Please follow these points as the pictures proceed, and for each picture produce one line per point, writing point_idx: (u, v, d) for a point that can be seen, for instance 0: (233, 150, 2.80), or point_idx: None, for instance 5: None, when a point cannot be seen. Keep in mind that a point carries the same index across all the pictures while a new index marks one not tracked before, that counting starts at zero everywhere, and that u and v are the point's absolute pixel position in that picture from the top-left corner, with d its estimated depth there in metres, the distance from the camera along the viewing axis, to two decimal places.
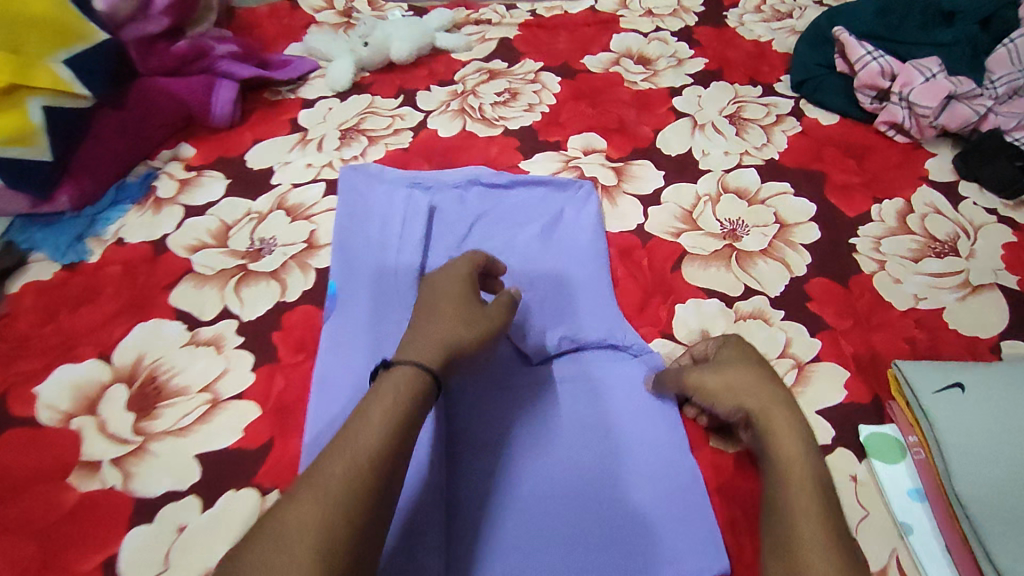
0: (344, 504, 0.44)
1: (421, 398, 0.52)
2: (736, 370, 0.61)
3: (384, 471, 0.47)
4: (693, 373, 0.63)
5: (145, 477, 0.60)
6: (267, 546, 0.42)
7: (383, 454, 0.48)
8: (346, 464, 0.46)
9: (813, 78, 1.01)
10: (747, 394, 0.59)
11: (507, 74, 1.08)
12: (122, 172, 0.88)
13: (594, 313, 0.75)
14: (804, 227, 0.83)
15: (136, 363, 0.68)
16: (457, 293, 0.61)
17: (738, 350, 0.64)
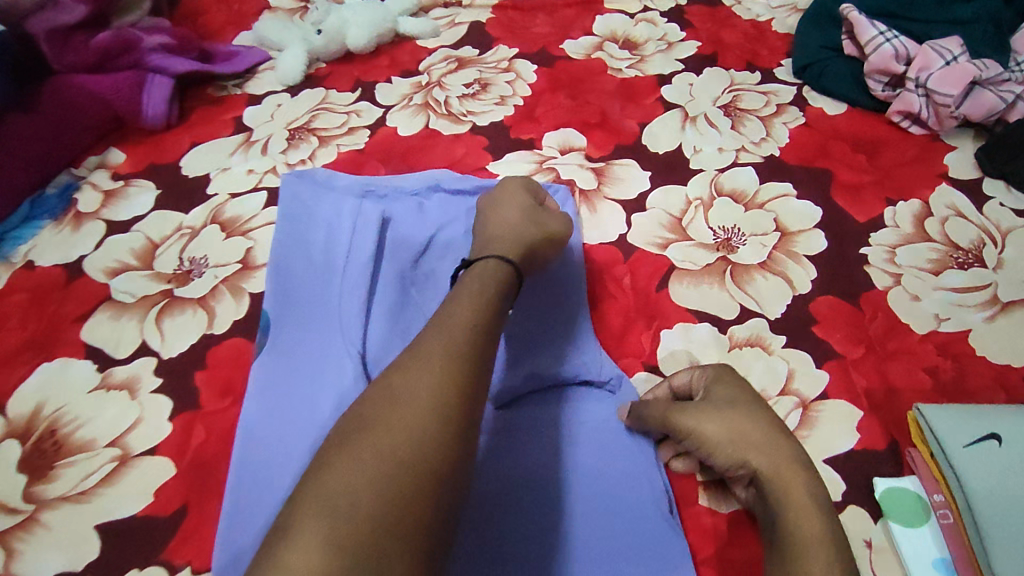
0: (450, 370, 0.46)
1: (506, 286, 0.56)
2: (739, 419, 0.53)
3: (480, 346, 0.49)
4: (687, 418, 0.55)
5: (34, 555, 0.52)
6: (390, 403, 0.44)
7: (477, 330, 0.50)
8: (447, 337, 0.48)
9: (818, 61, 0.91)
10: (753, 445, 0.51)
11: (477, 62, 0.97)
12: (38, 183, 0.78)
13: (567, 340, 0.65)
14: (808, 236, 0.73)
15: (35, 413, 0.59)
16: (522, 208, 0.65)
17: (733, 385, 0.57)
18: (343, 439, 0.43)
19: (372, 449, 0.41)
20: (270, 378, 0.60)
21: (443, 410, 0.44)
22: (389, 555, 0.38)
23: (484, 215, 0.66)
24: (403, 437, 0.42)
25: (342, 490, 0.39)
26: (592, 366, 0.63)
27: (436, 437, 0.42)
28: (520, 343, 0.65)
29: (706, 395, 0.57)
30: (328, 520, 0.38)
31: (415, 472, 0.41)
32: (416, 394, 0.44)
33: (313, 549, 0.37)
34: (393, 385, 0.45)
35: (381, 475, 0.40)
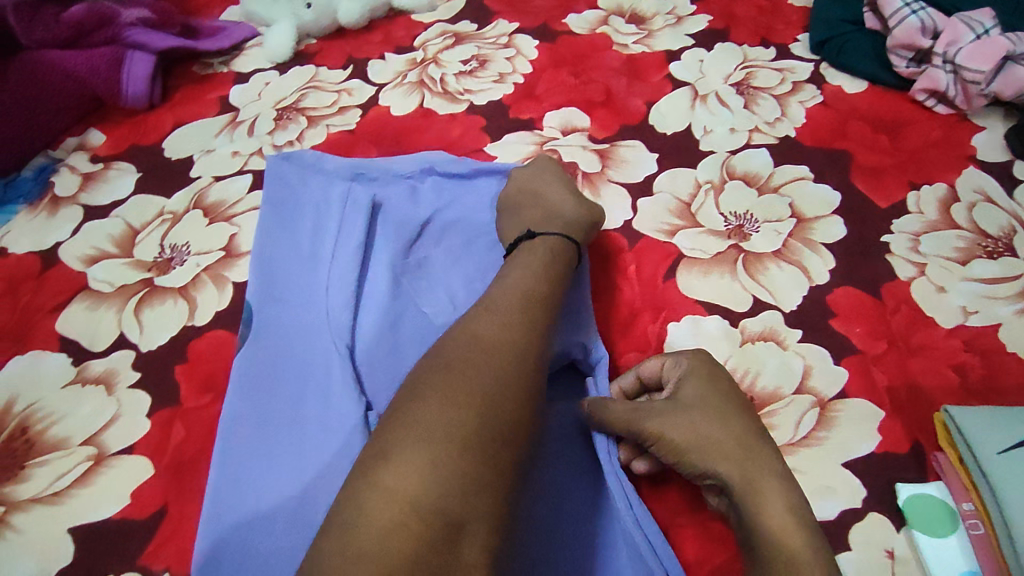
0: (528, 318, 0.49)
1: (564, 256, 0.59)
2: (707, 421, 0.50)
3: (549, 301, 0.52)
4: (650, 422, 0.51)
5: (3, 560, 0.49)
6: (471, 345, 0.46)
7: (545, 290, 0.53)
8: (520, 291, 0.52)
9: (839, 36, 0.85)
10: (724, 446, 0.49)
11: (475, 37, 0.92)
12: (14, 165, 0.74)
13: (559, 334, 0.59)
14: (826, 222, 0.69)
15: (6, 410, 0.56)
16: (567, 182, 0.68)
17: (707, 376, 0.54)
18: (425, 379, 0.45)
19: (461, 387, 0.43)
20: (251, 374, 0.57)
21: (524, 351, 0.47)
22: (482, 485, 0.40)
23: (520, 188, 0.68)
24: (491, 373, 0.44)
25: (439, 421, 0.42)
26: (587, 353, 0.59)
27: (521, 382, 0.45)
28: None
29: (676, 391, 0.53)
30: (427, 447, 0.40)
31: (507, 412, 0.43)
32: (500, 346, 0.46)
33: (414, 474, 0.39)
34: (473, 336, 0.47)
35: (472, 411, 0.42)
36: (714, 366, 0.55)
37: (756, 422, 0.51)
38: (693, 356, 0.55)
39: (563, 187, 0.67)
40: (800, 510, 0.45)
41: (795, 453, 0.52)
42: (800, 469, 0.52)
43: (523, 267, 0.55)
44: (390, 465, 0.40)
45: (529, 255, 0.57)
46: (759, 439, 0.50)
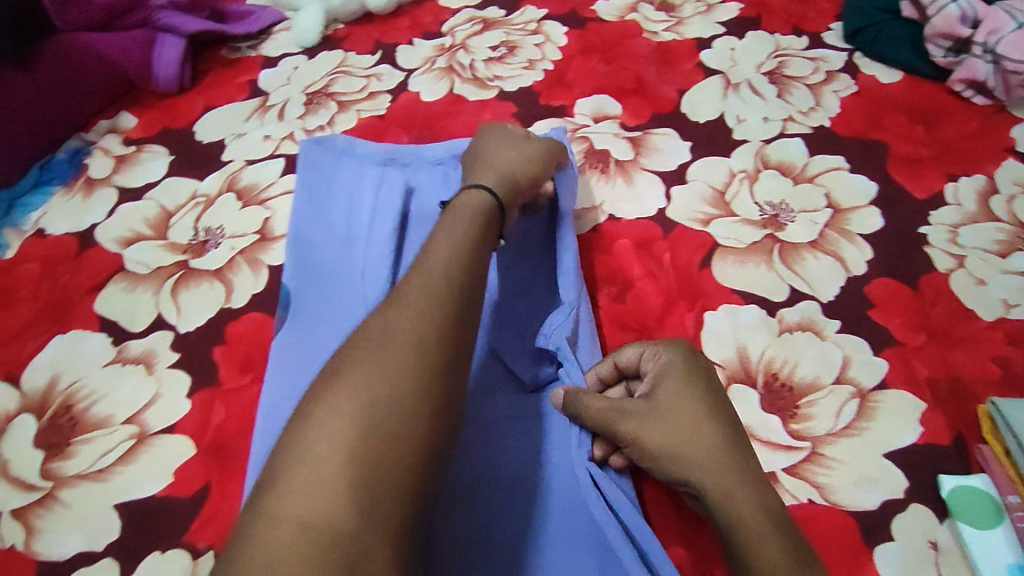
0: (436, 302, 0.45)
1: (490, 219, 0.54)
2: (677, 422, 0.48)
3: (465, 279, 0.47)
4: (627, 426, 0.49)
5: (52, 534, 0.50)
6: (371, 341, 0.43)
7: (464, 266, 0.48)
8: (432, 273, 0.47)
9: (873, 25, 0.84)
10: (696, 449, 0.46)
11: (504, 23, 0.92)
12: (48, 147, 0.75)
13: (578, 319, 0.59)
14: (862, 213, 0.68)
15: (50, 388, 0.57)
16: (513, 142, 0.63)
17: (686, 366, 0.50)
18: (327, 388, 0.42)
19: (357, 396, 0.40)
20: (289, 356, 0.57)
21: (428, 340, 0.43)
22: (393, 497, 0.38)
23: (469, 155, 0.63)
24: (386, 373, 0.41)
25: (331, 435, 0.39)
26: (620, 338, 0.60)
27: (434, 380, 0.42)
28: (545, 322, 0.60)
29: (653, 386, 0.50)
30: (318, 464, 0.38)
31: (417, 415, 0.40)
32: (397, 339, 0.42)
33: (305, 492, 0.37)
34: (375, 331, 0.44)
35: (364, 418, 0.39)
36: (692, 355, 0.51)
37: (729, 416, 0.49)
38: (673, 347, 0.52)
39: (506, 149, 0.62)
40: (772, 511, 0.44)
41: (836, 443, 0.52)
42: (841, 459, 0.52)
43: (441, 241, 0.50)
44: (289, 491, 0.37)
45: (451, 224, 0.52)
46: (732, 438, 0.47)
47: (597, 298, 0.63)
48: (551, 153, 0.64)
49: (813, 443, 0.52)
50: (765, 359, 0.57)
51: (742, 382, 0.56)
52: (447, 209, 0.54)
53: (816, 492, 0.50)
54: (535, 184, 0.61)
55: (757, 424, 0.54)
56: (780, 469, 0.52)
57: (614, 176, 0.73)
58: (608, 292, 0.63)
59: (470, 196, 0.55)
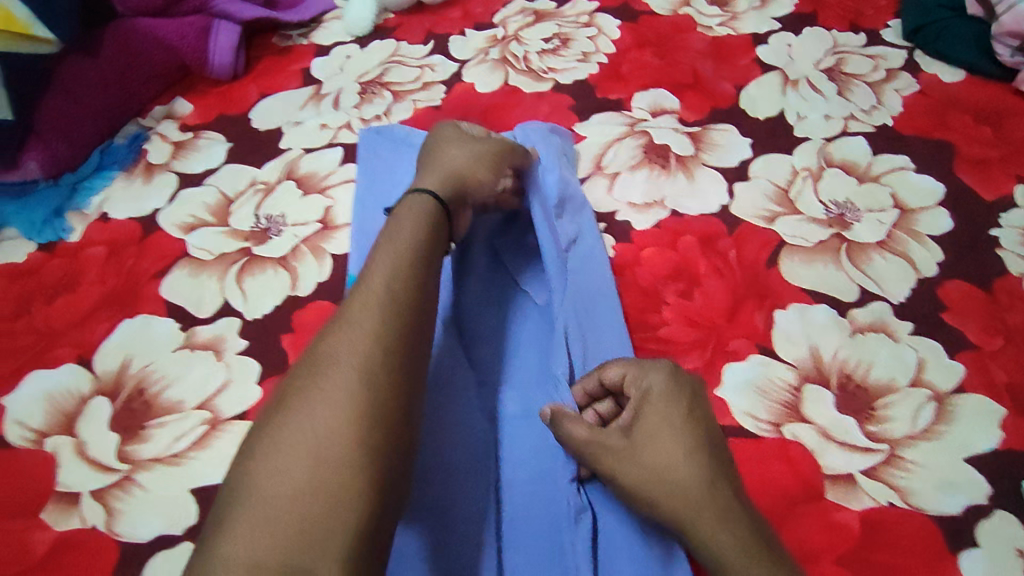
0: (375, 325, 0.46)
1: (434, 225, 0.55)
2: (654, 452, 0.46)
3: (405, 296, 0.48)
4: (607, 462, 0.48)
5: (132, 516, 0.50)
6: (310, 371, 0.44)
7: (411, 280, 0.50)
8: (370, 294, 0.48)
9: (935, 23, 0.83)
10: (678, 479, 0.44)
11: (556, 16, 0.91)
12: (106, 132, 0.75)
13: (592, 318, 0.60)
14: (930, 214, 0.67)
15: (122, 371, 0.57)
16: (464, 143, 0.63)
17: (667, 386, 0.49)
18: (275, 419, 0.43)
19: (300, 430, 0.42)
20: None
21: (370, 359, 0.44)
22: (352, 520, 0.40)
23: (424, 155, 0.64)
24: (326, 402, 0.42)
25: (280, 473, 0.40)
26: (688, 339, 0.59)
27: (385, 395, 0.44)
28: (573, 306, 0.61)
29: (637, 411, 0.48)
30: (269, 500, 0.39)
31: (372, 432, 0.42)
32: (338, 366, 0.44)
33: (256, 535, 0.38)
34: (314, 361, 0.45)
35: (311, 450, 0.41)
36: (675, 371, 0.50)
37: (711, 434, 0.47)
38: (656, 366, 0.50)
39: (456, 151, 0.62)
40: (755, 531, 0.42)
41: (915, 446, 0.52)
42: (921, 463, 0.51)
43: (384, 256, 0.51)
44: (244, 528, 0.38)
45: (395, 235, 0.53)
46: (712, 458, 0.45)
47: (664, 293, 0.62)
48: (515, 153, 0.64)
49: (892, 445, 0.52)
50: (838, 360, 0.57)
51: (816, 383, 0.56)
52: (392, 216, 0.56)
53: (897, 495, 0.50)
54: (484, 184, 0.61)
55: (832, 424, 0.53)
56: (859, 472, 0.51)
57: (674, 171, 0.72)
58: (675, 287, 0.62)
59: (412, 204, 0.56)
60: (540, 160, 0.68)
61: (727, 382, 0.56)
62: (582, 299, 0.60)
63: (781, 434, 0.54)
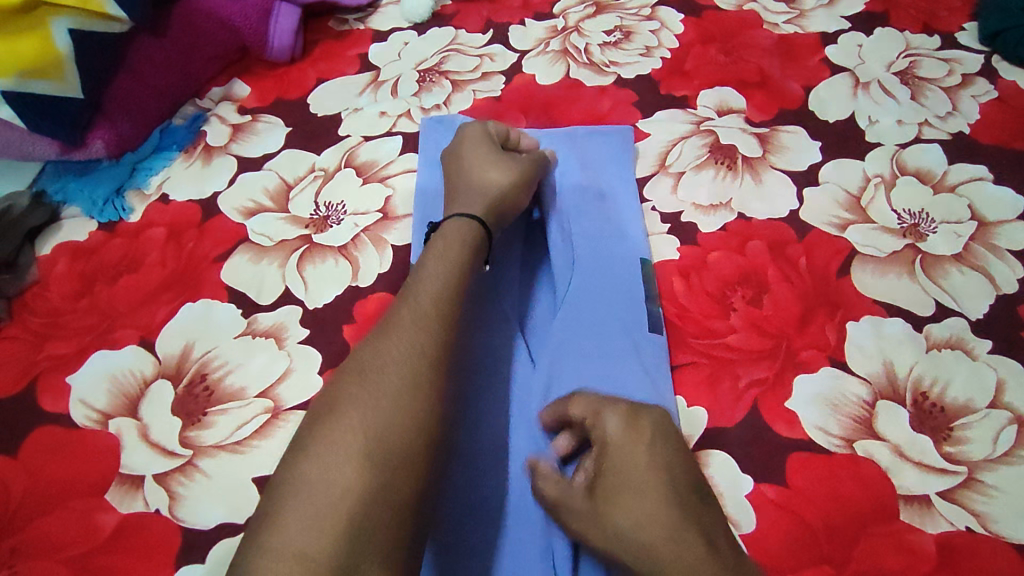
0: (419, 335, 0.46)
1: (477, 245, 0.55)
2: (619, 512, 0.44)
3: (450, 305, 0.49)
4: (574, 524, 0.46)
5: (195, 502, 0.49)
6: (353, 376, 0.44)
7: (453, 299, 0.49)
8: (412, 305, 0.48)
9: (1015, 28, 0.78)
10: (646, 539, 0.42)
11: (617, 7, 0.87)
12: (165, 113, 0.74)
13: (615, 315, 0.60)
14: (1010, 227, 0.64)
15: (184, 355, 0.56)
16: (490, 156, 0.63)
17: (623, 431, 0.48)
18: (315, 423, 0.42)
19: (344, 430, 0.41)
20: None
21: (408, 365, 0.44)
22: (382, 529, 0.38)
23: (451, 166, 0.64)
24: (372, 405, 0.42)
25: (318, 474, 0.39)
26: (757, 350, 0.57)
27: (422, 408, 0.43)
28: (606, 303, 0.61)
29: (599, 457, 0.48)
30: (308, 500, 0.38)
31: (392, 452, 0.40)
32: (383, 371, 0.44)
33: (302, 532, 0.37)
34: (358, 367, 0.45)
35: (355, 450, 0.40)
36: (633, 413, 0.49)
37: (676, 480, 0.45)
38: (616, 408, 0.49)
39: (482, 163, 0.62)
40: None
41: (994, 470, 0.50)
42: (1000, 487, 0.49)
43: (426, 273, 0.51)
44: (261, 562, 0.36)
45: (439, 254, 0.53)
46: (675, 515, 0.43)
47: (730, 300, 0.60)
48: (540, 165, 0.64)
49: (970, 468, 0.50)
50: (913, 377, 0.55)
51: (890, 399, 0.54)
52: (430, 240, 0.55)
53: (975, 520, 0.48)
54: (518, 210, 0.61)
55: (907, 443, 0.52)
56: (935, 493, 0.49)
57: (741, 173, 0.70)
58: (743, 293, 0.61)
59: (457, 225, 0.56)
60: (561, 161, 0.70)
61: (797, 393, 0.55)
62: (600, 309, 0.61)
63: (852, 450, 0.52)
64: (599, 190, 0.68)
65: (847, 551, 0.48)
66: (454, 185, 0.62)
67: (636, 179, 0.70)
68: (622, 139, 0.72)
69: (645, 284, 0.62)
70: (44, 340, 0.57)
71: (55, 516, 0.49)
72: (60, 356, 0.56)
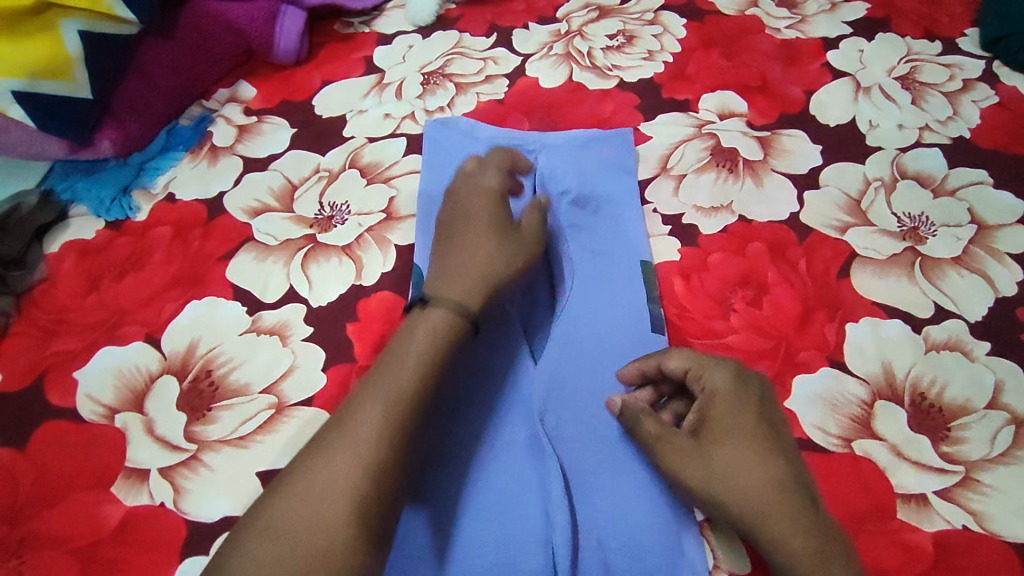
0: (367, 453, 0.43)
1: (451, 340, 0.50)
2: (724, 452, 0.47)
3: (409, 416, 0.46)
4: (674, 458, 0.49)
5: (199, 496, 0.49)
6: (293, 489, 0.42)
7: (411, 410, 0.46)
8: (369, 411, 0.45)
9: (1016, 34, 0.78)
10: (750, 480, 0.46)
11: (620, 11, 0.88)
12: (172, 114, 0.75)
13: (615, 318, 0.61)
14: (1010, 230, 0.64)
15: (190, 351, 0.57)
16: (485, 222, 0.58)
17: (733, 390, 0.50)
18: (247, 532, 0.41)
19: (269, 556, 0.39)
20: None
21: (349, 488, 0.41)
22: None
23: (454, 212, 0.60)
24: (304, 531, 0.40)
25: None
26: (757, 350, 0.58)
27: (356, 538, 0.40)
28: (605, 307, 0.61)
29: (704, 408, 0.50)
30: None
31: None
32: (324, 491, 0.41)
33: None
34: (301, 477, 0.42)
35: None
36: (740, 372, 0.52)
37: (777, 434, 0.49)
38: (724, 366, 0.51)
39: (471, 232, 0.58)
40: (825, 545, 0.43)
41: (992, 470, 0.50)
42: (998, 486, 0.49)
43: (391, 370, 0.47)
44: None
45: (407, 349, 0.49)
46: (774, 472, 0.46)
47: (730, 301, 0.61)
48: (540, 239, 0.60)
49: (967, 467, 0.50)
50: (912, 378, 0.55)
51: (889, 399, 0.54)
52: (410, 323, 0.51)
53: (972, 518, 0.48)
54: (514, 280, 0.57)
55: (905, 443, 0.52)
56: (932, 492, 0.50)
57: (742, 176, 0.70)
58: (743, 294, 0.61)
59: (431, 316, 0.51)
60: (562, 167, 0.70)
61: (796, 393, 0.55)
62: (600, 314, 0.61)
63: (850, 450, 0.52)
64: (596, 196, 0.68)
65: None
66: (450, 241, 0.58)
67: (638, 181, 0.70)
68: (624, 143, 0.72)
69: (646, 286, 0.62)
70: (52, 336, 0.58)
71: (60, 509, 0.49)
72: (68, 352, 0.57)
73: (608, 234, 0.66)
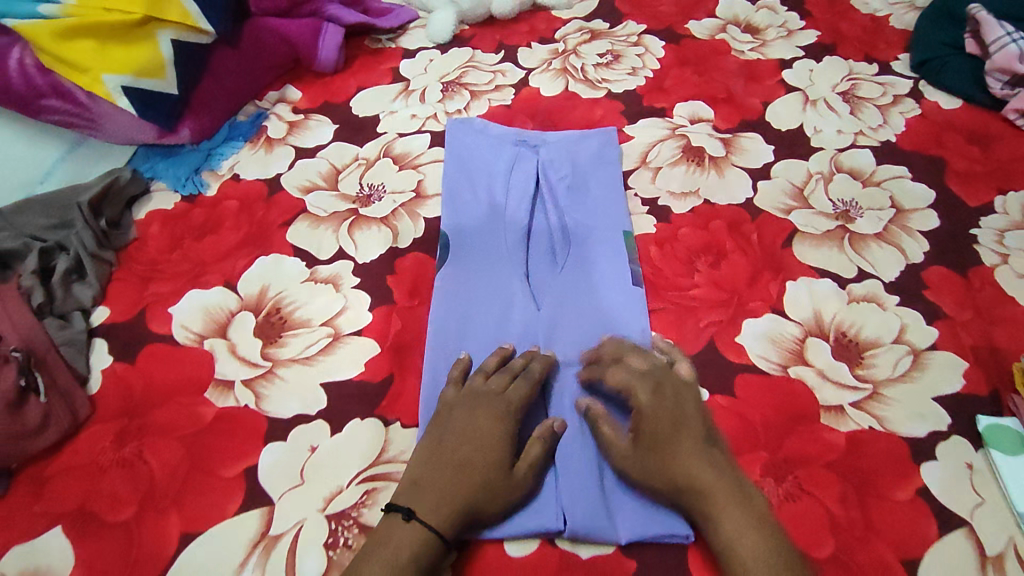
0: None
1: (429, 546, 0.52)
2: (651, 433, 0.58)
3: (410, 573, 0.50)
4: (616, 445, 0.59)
5: (276, 399, 0.63)
6: None
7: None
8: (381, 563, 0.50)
9: (938, 58, 0.95)
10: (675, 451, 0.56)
11: (609, 35, 1.04)
12: (232, 111, 0.90)
13: (602, 268, 0.74)
14: (921, 214, 0.80)
15: (262, 294, 0.70)
16: (477, 435, 0.58)
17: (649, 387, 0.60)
18: None
19: None
20: (452, 285, 0.71)
21: None
22: None
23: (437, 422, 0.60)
24: None
25: None
26: (715, 301, 0.72)
27: None
28: (593, 261, 0.74)
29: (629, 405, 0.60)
30: None
31: None
32: None
33: None
34: None
35: None
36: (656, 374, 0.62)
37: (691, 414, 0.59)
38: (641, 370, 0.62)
39: (455, 449, 0.57)
40: (736, 495, 0.54)
41: (892, 387, 0.65)
42: (896, 398, 0.64)
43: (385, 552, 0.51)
44: None
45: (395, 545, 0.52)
46: (692, 442, 0.57)
47: (695, 264, 0.75)
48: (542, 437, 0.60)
49: (874, 386, 0.65)
50: (836, 321, 0.70)
51: (818, 337, 0.69)
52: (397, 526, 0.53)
53: (876, 421, 0.63)
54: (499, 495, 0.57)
55: (829, 368, 0.66)
56: (847, 403, 0.64)
57: (708, 168, 0.85)
58: (705, 259, 0.76)
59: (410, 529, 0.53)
60: (558, 155, 0.83)
61: (747, 332, 0.69)
62: (589, 266, 0.74)
63: (787, 373, 0.67)
64: (583, 178, 0.82)
65: (780, 442, 0.62)
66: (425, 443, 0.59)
67: (622, 171, 0.85)
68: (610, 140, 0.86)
69: (627, 247, 0.76)
70: (147, 281, 0.72)
71: (167, 407, 0.62)
72: (162, 293, 0.71)
73: (598, 206, 0.80)
